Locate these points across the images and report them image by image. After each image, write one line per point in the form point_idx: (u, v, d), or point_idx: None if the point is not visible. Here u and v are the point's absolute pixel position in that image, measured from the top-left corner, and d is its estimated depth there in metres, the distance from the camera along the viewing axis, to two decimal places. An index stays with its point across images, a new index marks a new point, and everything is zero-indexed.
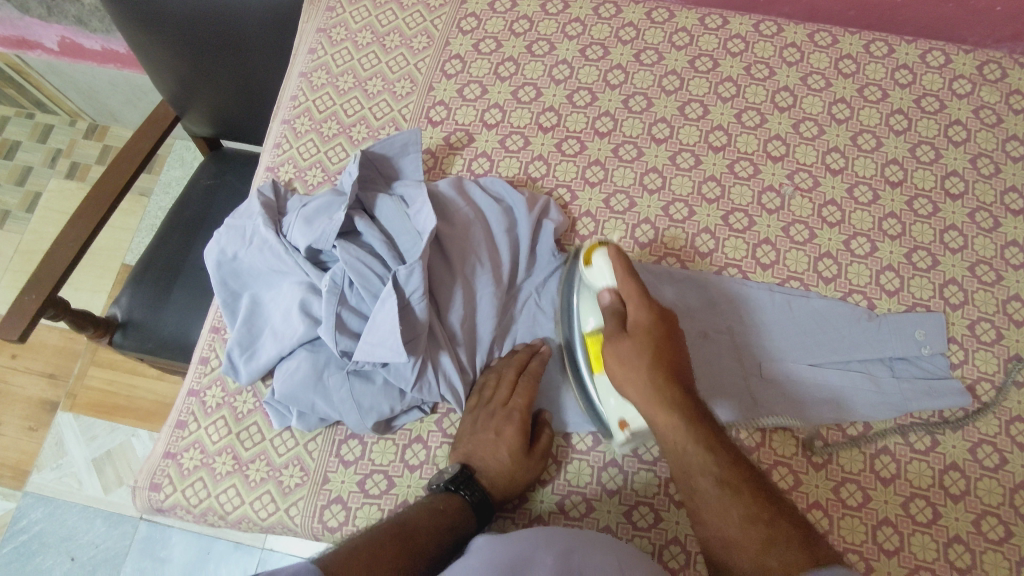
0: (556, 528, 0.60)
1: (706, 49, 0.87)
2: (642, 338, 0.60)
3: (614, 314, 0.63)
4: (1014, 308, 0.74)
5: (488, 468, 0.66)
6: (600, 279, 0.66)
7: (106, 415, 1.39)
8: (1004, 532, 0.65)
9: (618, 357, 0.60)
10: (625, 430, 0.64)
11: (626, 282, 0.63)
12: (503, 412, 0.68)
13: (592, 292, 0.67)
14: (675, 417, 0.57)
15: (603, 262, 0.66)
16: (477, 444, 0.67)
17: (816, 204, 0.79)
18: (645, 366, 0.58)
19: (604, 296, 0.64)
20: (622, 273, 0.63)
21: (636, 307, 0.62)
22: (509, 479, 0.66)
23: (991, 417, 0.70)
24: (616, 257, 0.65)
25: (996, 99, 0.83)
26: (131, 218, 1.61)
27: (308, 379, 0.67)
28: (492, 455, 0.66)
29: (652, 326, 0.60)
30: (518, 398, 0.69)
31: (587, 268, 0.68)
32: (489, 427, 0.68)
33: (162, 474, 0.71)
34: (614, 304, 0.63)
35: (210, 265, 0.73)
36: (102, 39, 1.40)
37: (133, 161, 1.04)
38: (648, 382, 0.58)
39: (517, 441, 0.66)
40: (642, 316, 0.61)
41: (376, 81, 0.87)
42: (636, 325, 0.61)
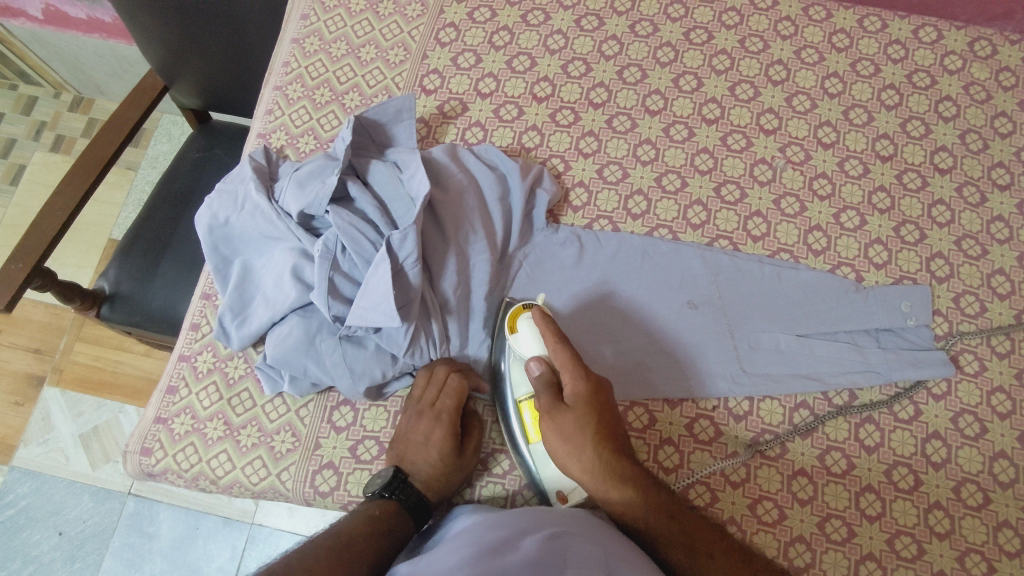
0: (546, 512, 0.59)
1: (701, 22, 0.87)
2: (582, 410, 0.61)
3: (547, 386, 0.63)
4: (997, 281, 0.75)
5: (418, 471, 0.65)
6: (528, 347, 0.66)
7: (94, 390, 1.38)
8: (982, 498, 0.67)
9: (558, 431, 0.61)
10: (563, 503, 0.64)
11: (559, 352, 0.63)
12: (431, 414, 0.67)
13: (521, 362, 0.67)
14: (626, 490, 0.59)
15: (529, 329, 0.66)
16: (407, 447, 0.66)
17: (807, 176, 0.79)
18: (590, 438, 0.60)
19: (533, 367, 0.64)
20: (553, 341, 0.64)
21: (573, 378, 0.62)
22: (441, 480, 0.65)
23: (974, 388, 0.71)
24: (542, 322, 0.65)
25: (986, 75, 0.83)
26: (118, 192, 1.59)
27: (299, 343, 0.67)
28: (423, 455, 0.65)
29: (589, 395, 0.62)
30: (446, 399, 0.67)
31: (512, 337, 0.67)
32: (419, 430, 0.67)
33: (152, 439, 0.71)
34: (546, 374, 0.64)
35: (201, 230, 0.73)
36: (87, 6, 1.37)
37: (118, 131, 1.03)
38: (591, 458, 0.59)
39: (446, 444, 0.66)
40: (579, 387, 0.62)
41: (369, 49, 0.86)
42: (573, 395, 0.62)
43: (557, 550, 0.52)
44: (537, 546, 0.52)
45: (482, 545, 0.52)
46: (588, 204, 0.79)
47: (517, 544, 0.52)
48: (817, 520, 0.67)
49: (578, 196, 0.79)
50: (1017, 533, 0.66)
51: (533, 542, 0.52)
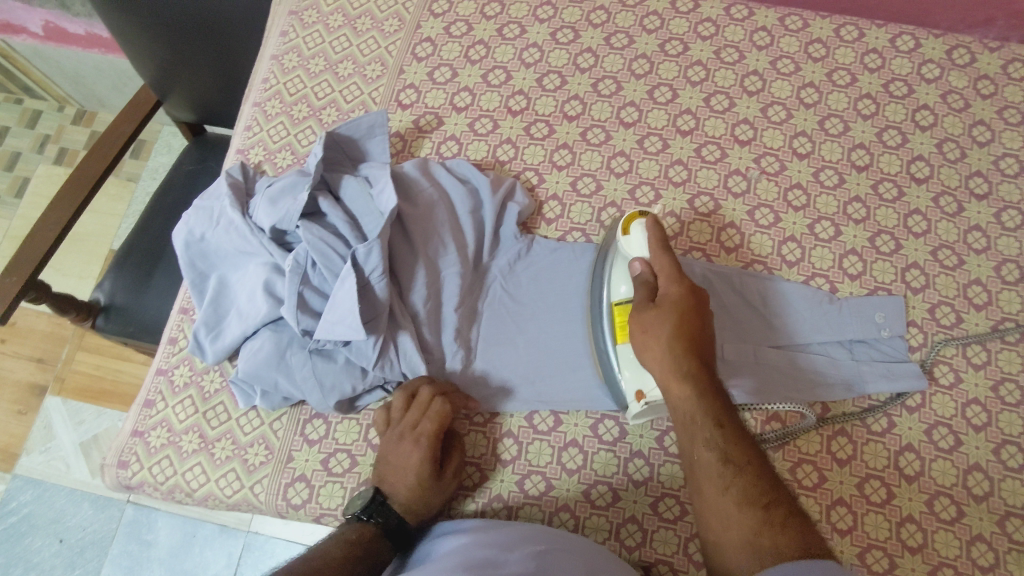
0: (540, 531, 0.60)
1: (677, 33, 0.87)
2: (668, 309, 0.63)
3: (644, 285, 0.66)
4: (974, 292, 0.74)
5: (397, 493, 0.64)
6: (634, 249, 0.69)
7: (95, 398, 1.40)
8: (956, 512, 0.66)
9: (640, 325, 0.64)
10: (641, 401, 0.65)
11: (661, 258, 0.66)
12: (411, 437, 0.65)
13: (625, 262, 0.70)
14: (687, 387, 0.59)
15: (640, 234, 0.69)
16: (388, 470, 0.65)
17: (782, 187, 0.79)
18: (668, 336, 0.62)
19: (635, 265, 0.67)
20: (657, 249, 0.67)
21: (667, 282, 0.65)
22: (419, 504, 0.64)
23: (949, 400, 0.70)
24: (652, 230, 0.68)
25: (965, 83, 0.83)
26: (119, 204, 1.62)
27: (270, 358, 0.68)
28: (404, 479, 0.64)
29: (679, 298, 0.63)
30: (427, 424, 0.65)
31: (623, 238, 0.70)
32: (399, 452, 0.65)
33: (129, 452, 0.72)
34: (644, 275, 0.67)
35: (178, 245, 0.74)
36: (86, 22, 1.40)
37: (113, 144, 1.04)
38: (666, 351, 0.61)
39: (426, 467, 0.64)
40: (671, 292, 0.64)
41: (347, 64, 0.87)
42: (664, 296, 0.64)
43: (543, 567, 0.53)
44: (522, 563, 0.53)
45: (472, 557, 0.54)
46: (561, 216, 0.79)
47: (504, 559, 0.53)
48: None
49: (552, 208, 0.80)
50: (992, 547, 0.65)
51: (518, 559, 0.53)
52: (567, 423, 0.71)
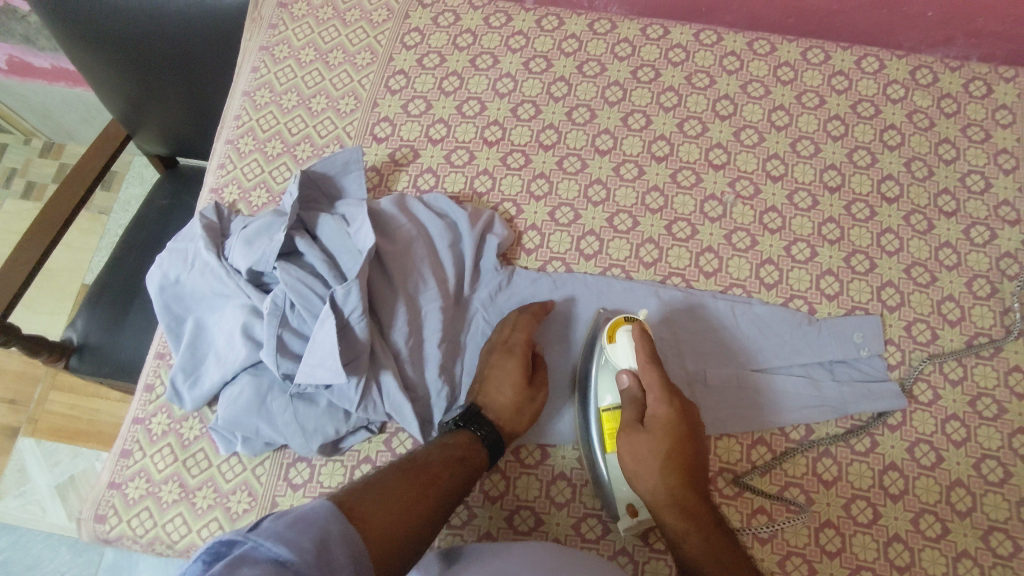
0: (551, 550, 0.59)
1: (648, 60, 0.88)
2: (661, 436, 0.62)
3: (633, 401, 0.64)
4: (948, 308, 0.76)
5: (491, 404, 0.67)
6: (621, 358, 0.65)
7: (70, 439, 1.36)
8: (941, 529, 0.67)
9: (631, 451, 0.62)
10: (635, 515, 0.64)
11: (650, 373, 0.63)
12: (504, 350, 0.70)
13: (612, 370, 0.66)
14: (687, 526, 0.59)
15: (627, 342, 0.65)
16: (483, 386, 0.69)
17: (757, 211, 0.80)
18: (659, 465, 0.61)
19: (623, 378, 0.65)
20: (646, 362, 0.64)
21: (655, 402, 0.63)
22: (511, 413, 0.67)
23: (929, 416, 0.71)
24: (640, 339, 0.65)
25: (929, 103, 0.85)
26: (91, 237, 1.59)
27: (250, 404, 0.67)
28: (496, 389, 0.68)
29: (669, 421, 0.62)
30: (518, 335, 0.70)
31: (609, 345, 0.66)
32: (493, 367, 0.69)
33: (106, 505, 0.70)
34: (632, 389, 0.64)
35: (153, 290, 0.73)
36: (51, 56, 1.38)
37: (82, 182, 1.01)
38: (659, 481, 0.61)
39: (518, 375, 0.68)
40: (661, 411, 0.63)
41: (320, 99, 0.87)
42: (654, 417, 0.63)
43: None
44: None
45: None
46: (540, 246, 0.79)
47: None
48: (777, 558, 0.67)
49: (531, 238, 0.80)
50: (977, 562, 0.66)
51: None
52: (554, 456, 0.71)
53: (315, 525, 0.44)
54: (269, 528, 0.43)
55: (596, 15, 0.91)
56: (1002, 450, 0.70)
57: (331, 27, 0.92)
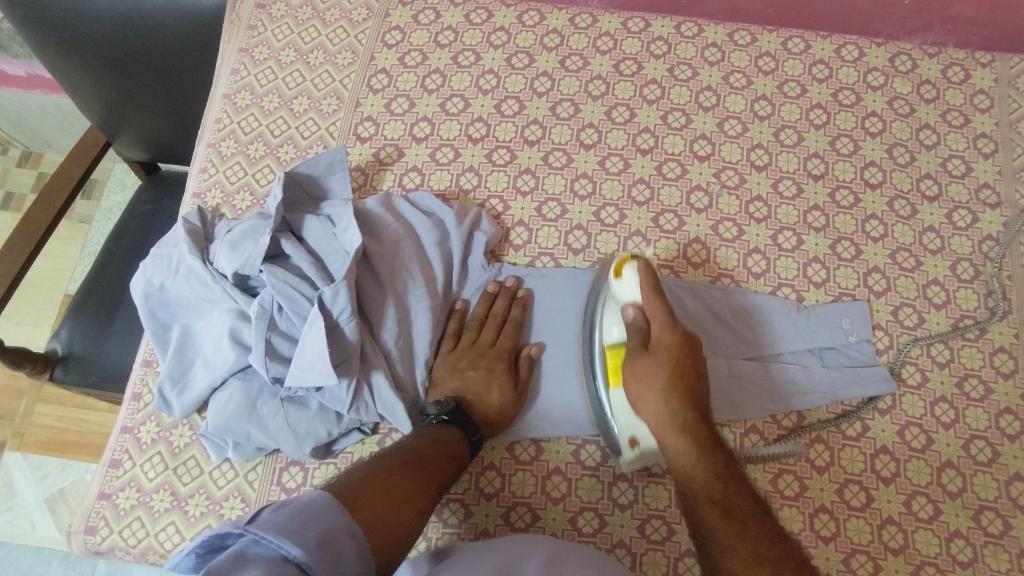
0: (541, 537, 0.61)
1: (631, 53, 0.88)
2: (662, 358, 0.64)
3: (637, 331, 0.66)
4: (933, 292, 0.76)
5: (479, 403, 0.68)
6: (627, 293, 0.68)
7: (58, 451, 1.34)
8: (933, 510, 0.67)
9: (635, 375, 0.65)
10: (635, 449, 0.67)
11: (653, 302, 0.66)
12: (492, 353, 0.72)
13: (617, 305, 0.69)
14: (684, 441, 0.61)
15: (631, 277, 0.68)
16: (466, 382, 0.70)
17: (743, 201, 0.80)
18: (663, 389, 0.63)
19: (628, 311, 0.67)
20: (650, 294, 0.66)
21: (660, 329, 0.65)
22: (497, 413, 0.69)
23: (918, 399, 0.72)
24: (645, 272, 0.67)
25: (909, 89, 0.85)
26: (72, 246, 1.56)
27: (240, 409, 0.66)
28: (486, 388, 0.69)
29: (674, 345, 0.64)
30: (505, 339, 0.73)
31: (615, 281, 0.69)
32: (478, 367, 0.71)
33: (97, 516, 0.69)
34: (637, 320, 0.66)
35: (137, 297, 0.72)
36: (25, 64, 1.36)
37: (61, 190, 1.00)
38: (662, 406, 0.63)
39: (506, 377, 0.71)
40: (665, 337, 0.65)
41: (302, 100, 0.87)
42: (658, 343, 0.65)
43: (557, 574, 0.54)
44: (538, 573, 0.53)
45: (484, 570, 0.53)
46: (528, 242, 0.79)
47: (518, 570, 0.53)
48: None
49: (518, 235, 0.79)
50: (969, 542, 0.66)
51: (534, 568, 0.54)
52: (549, 451, 0.71)
53: (318, 520, 0.46)
54: (272, 519, 0.44)
55: (576, 9, 0.91)
56: (990, 430, 0.70)
57: (311, 27, 0.92)
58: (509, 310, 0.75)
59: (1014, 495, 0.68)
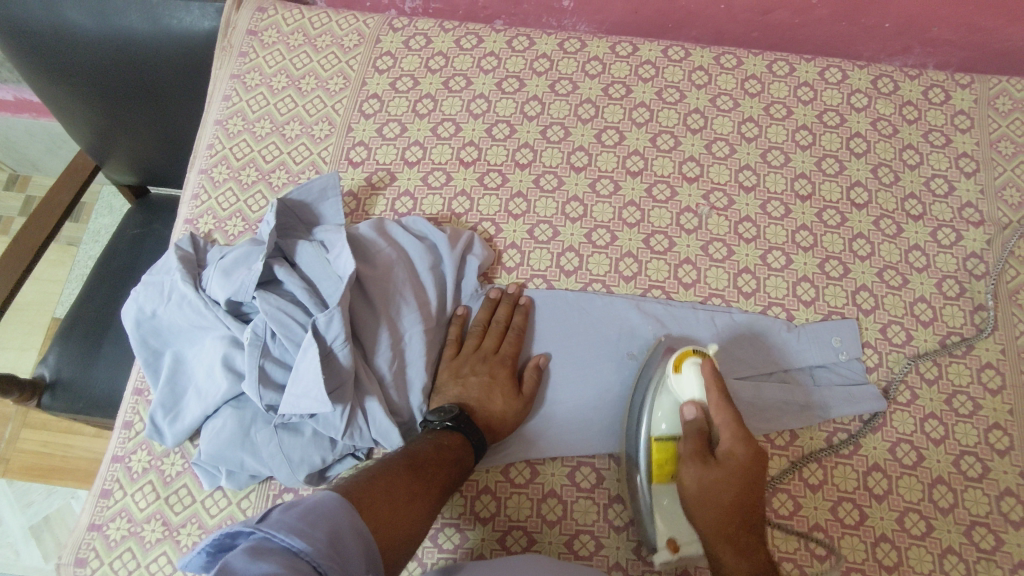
0: (547, 559, 0.61)
1: (619, 77, 0.89)
2: (734, 475, 0.61)
3: (698, 434, 0.63)
4: (920, 309, 0.77)
5: (481, 409, 0.70)
6: (688, 392, 0.65)
7: (43, 478, 1.32)
8: (926, 527, 0.68)
9: (697, 481, 0.62)
10: (675, 552, 0.64)
11: (722, 412, 0.63)
12: (495, 358, 0.73)
13: (673, 401, 0.66)
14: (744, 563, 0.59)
15: (695, 378, 0.65)
16: (465, 387, 0.71)
17: (732, 221, 0.81)
18: (727, 505, 0.60)
19: (689, 410, 0.64)
20: (720, 401, 0.63)
21: (731, 442, 0.62)
22: (499, 419, 0.70)
23: (908, 416, 0.73)
24: (711, 377, 0.64)
25: (891, 110, 0.87)
26: (59, 270, 1.55)
27: (234, 437, 0.66)
28: (486, 395, 0.70)
29: (744, 466, 0.61)
30: (508, 346, 0.74)
31: (674, 376, 0.66)
32: (480, 372, 0.72)
33: (87, 548, 0.68)
34: (699, 423, 0.64)
35: (129, 325, 0.71)
36: (14, 88, 1.36)
37: (50, 215, 0.99)
38: (724, 517, 0.60)
39: (508, 382, 0.72)
40: (737, 451, 0.61)
41: (294, 125, 0.87)
42: (728, 456, 0.61)
43: None
44: None
45: None
46: (521, 264, 0.80)
47: None
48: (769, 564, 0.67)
49: (511, 257, 0.80)
50: (962, 558, 0.67)
51: None
52: (544, 474, 0.71)
53: (326, 519, 0.49)
54: (282, 519, 0.46)
55: (565, 34, 0.92)
56: (979, 446, 0.71)
57: (302, 53, 0.92)
58: (511, 318, 0.76)
59: (1005, 510, 0.69)
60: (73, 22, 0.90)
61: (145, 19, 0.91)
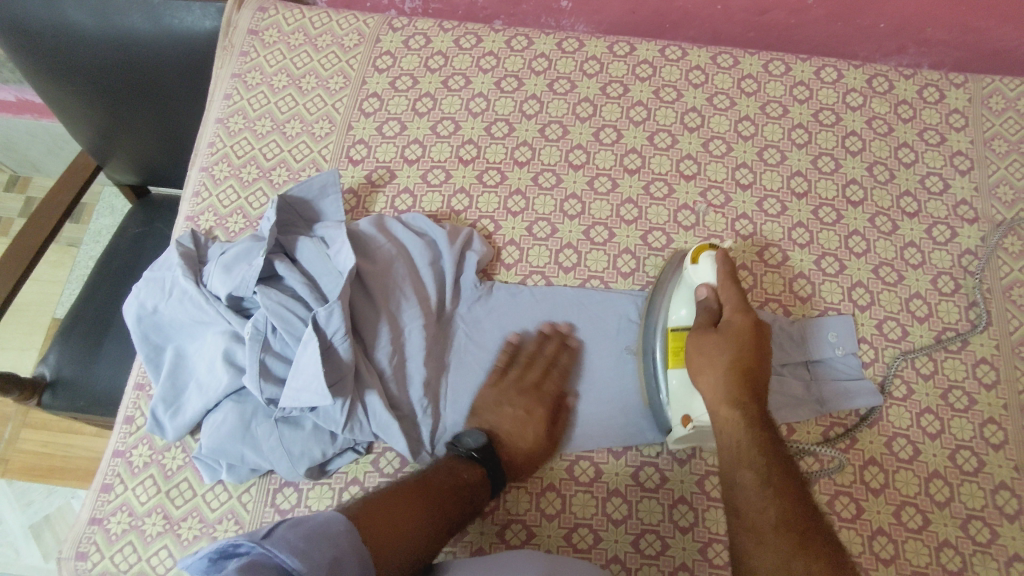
0: (542, 553, 0.61)
1: (616, 76, 0.90)
2: (732, 336, 0.66)
3: (707, 310, 0.69)
4: (915, 305, 0.78)
5: (510, 444, 0.69)
6: (701, 278, 0.71)
7: (43, 477, 1.32)
8: (922, 520, 0.68)
9: (701, 347, 0.67)
10: (687, 425, 0.67)
11: (728, 290, 0.69)
12: (537, 394, 0.72)
13: (687, 288, 0.72)
14: (737, 412, 0.62)
15: (709, 263, 0.70)
16: (501, 419, 0.71)
17: (729, 218, 0.82)
18: (726, 362, 0.64)
19: (701, 291, 0.70)
20: (727, 282, 0.69)
21: (731, 311, 0.68)
22: (527, 454, 0.69)
23: (903, 411, 0.73)
24: (723, 263, 0.70)
25: (886, 109, 0.88)
26: (60, 271, 1.56)
27: (234, 430, 0.67)
28: (519, 429, 0.70)
29: (743, 329, 0.66)
30: (551, 384, 0.73)
31: (690, 265, 0.72)
32: (519, 405, 0.71)
33: (88, 542, 0.69)
34: (709, 301, 0.69)
35: (130, 320, 0.72)
36: (15, 89, 1.37)
37: (51, 214, 0.99)
38: (722, 374, 0.64)
39: (544, 424, 0.70)
40: (737, 320, 0.67)
41: (294, 123, 0.88)
42: (728, 324, 0.67)
43: None
44: None
45: None
46: (520, 261, 0.80)
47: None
48: None
49: (509, 254, 0.81)
50: (958, 551, 0.67)
51: None
52: (543, 468, 0.71)
53: (330, 540, 0.49)
54: (285, 537, 0.48)
55: (563, 34, 0.93)
56: (975, 441, 0.72)
57: (302, 53, 0.93)
58: (558, 355, 0.75)
59: (1001, 503, 0.69)
60: (75, 21, 0.91)
61: (147, 18, 0.92)
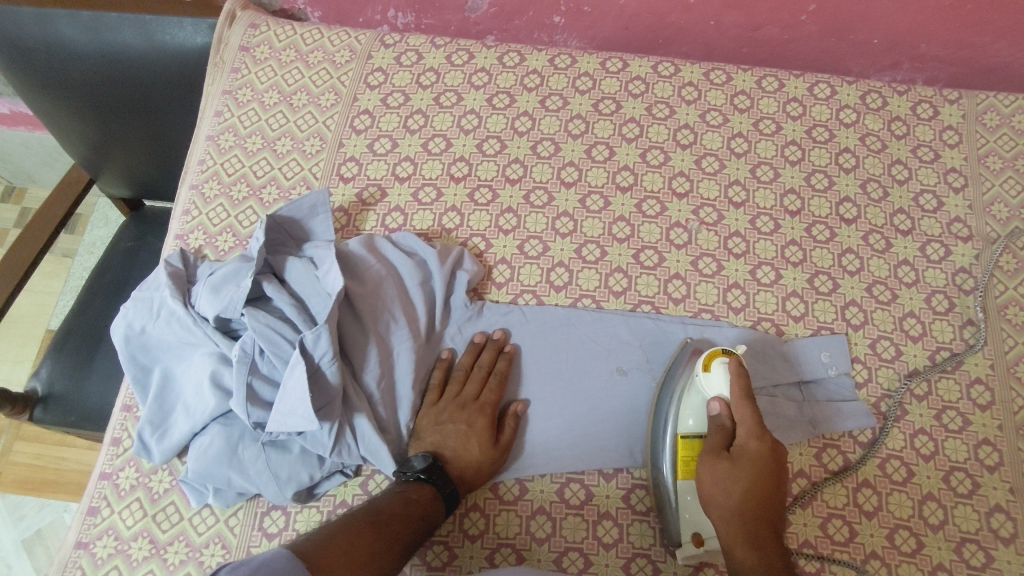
0: (529, 573, 0.61)
1: (609, 92, 0.90)
2: (747, 466, 0.62)
3: (720, 429, 0.66)
4: (910, 324, 0.78)
5: (456, 458, 0.68)
6: (713, 388, 0.67)
7: (35, 491, 1.31)
8: (916, 544, 0.68)
9: (714, 477, 0.63)
10: (698, 546, 0.65)
11: (742, 408, 0.64)
12: (475, 406, 0.71)
13: (699, 398, 0.68)
14: (753, 554, 0.59)
15: (721, 373, 0.66)
16: (444, 435, 0.69)
17: (722, 236, 0.82)
18: (739, 494, 0.61)
19: (713, 406, 0.66)
20: (741, 397, 0.65)
21: (746, 435, 0.63)
22: (474, 471, 0.68)
23: (896, 433, 0.72)
24: (737, 373, 0.66)
25: (880, 126, 0.88)
26: (54, 282, 1.55)
27: (221, 454, 0.66)
28: (463, 444, 0.68)
29: (757, 458, 0.62)
30: (490, 394, 0.72)
31: (703, 375, 0.67)
32: (460, 419, 0.70)
33: (73, 566, 0.68)
34: (722, 417, 0.66)
35: (117, 341, 0.71)
36: (9, 101, 1.36)
37: (43, 229, 0.98)
38: (733, 509, 0.61)
39: (486, 433, 0.69)
40: (751, 446, 0.63)
41: (285, 141, 0.88)
42: (742, 451, 0.63)
43: None
44: None
45: None
46: (511, 280, 0.80)
47: None
48: None
49: (501, 272, 0.80)
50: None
51: None
52: (533, 490, 0.71)
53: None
54: None
55: (556, 50, 0.93)
56: (969, 462, 0.71)
57: (294, 69, 0.93)
58: (496, 364, 0.74)
59: (995, 526, 0.68)
60: (66, 37, 0.91)
61: (137, 33, 0.91)
